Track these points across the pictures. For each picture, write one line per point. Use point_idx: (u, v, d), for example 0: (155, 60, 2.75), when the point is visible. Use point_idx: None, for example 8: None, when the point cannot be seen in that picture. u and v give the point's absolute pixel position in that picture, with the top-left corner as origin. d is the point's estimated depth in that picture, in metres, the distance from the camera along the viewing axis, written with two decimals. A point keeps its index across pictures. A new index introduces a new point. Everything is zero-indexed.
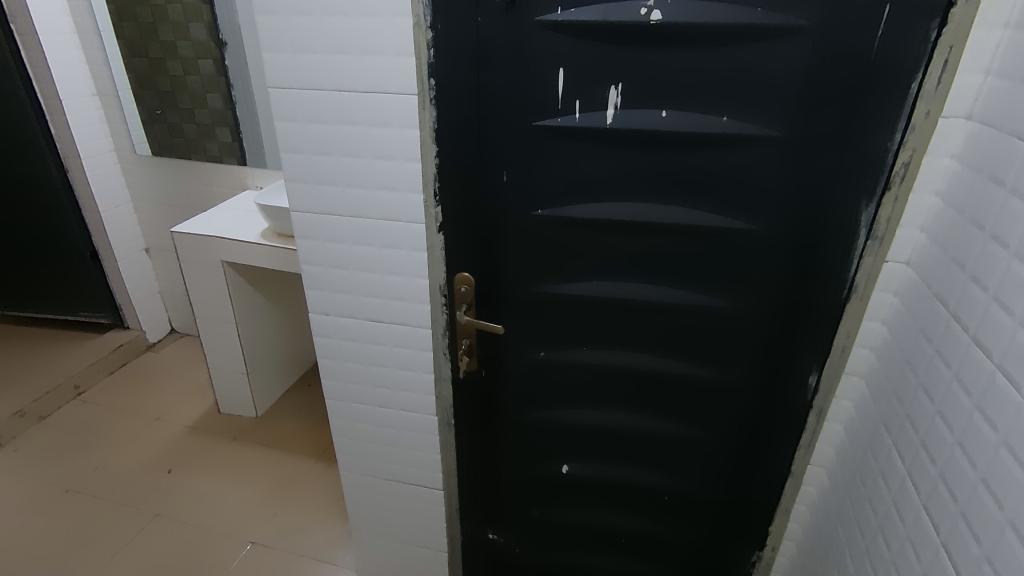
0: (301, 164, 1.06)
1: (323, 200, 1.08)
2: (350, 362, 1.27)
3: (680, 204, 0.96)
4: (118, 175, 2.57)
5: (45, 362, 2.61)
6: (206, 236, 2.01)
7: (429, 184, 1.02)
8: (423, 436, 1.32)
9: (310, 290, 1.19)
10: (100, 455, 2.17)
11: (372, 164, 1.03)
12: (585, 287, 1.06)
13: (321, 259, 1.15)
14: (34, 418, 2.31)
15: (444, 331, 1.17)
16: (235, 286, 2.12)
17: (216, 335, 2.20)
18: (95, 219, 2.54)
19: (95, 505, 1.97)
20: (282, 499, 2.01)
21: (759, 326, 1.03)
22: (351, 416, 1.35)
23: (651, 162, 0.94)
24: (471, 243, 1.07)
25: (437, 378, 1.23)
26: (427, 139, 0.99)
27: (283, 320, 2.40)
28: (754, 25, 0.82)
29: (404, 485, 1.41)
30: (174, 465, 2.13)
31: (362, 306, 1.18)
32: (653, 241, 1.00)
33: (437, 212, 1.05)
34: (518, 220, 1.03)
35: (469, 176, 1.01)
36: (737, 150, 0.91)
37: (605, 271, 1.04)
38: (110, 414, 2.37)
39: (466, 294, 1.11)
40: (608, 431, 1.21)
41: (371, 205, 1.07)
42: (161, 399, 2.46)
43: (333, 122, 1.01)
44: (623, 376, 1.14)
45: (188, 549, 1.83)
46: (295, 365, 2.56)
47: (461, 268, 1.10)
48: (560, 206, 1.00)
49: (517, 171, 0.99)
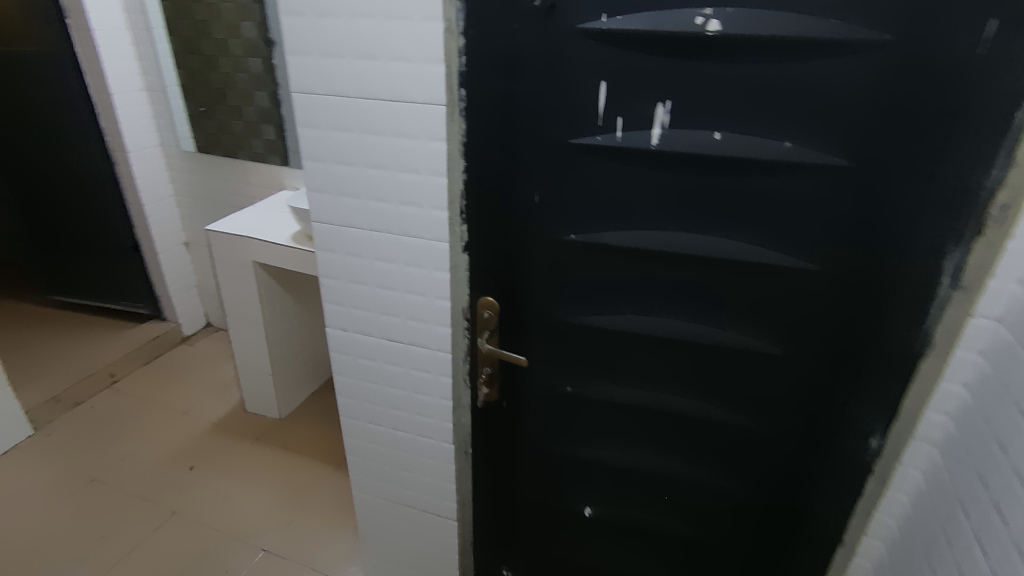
0: (324, 174, 1.01)
1: (344, 213, 1.03)
2: (366, 381, 1.21)
3: (732, 237, 0.86)
4: (161, 169, 2.60)
5: (83, 348, 2.67)
6: (237, 236, 2.00)
7: (455, 199, 0.95)
8: (438, 464, 1.25)
9: (328, 304, 1.14)
10: (127, 447, 2.18)
11: (394, 177, 0.96)
12: (618, 320, 0.97)
13: (340, 273, 1.10)
14: (68, 404, 2.36)
15: (465, 356, 1.09)
16: (264, 287, 2.10)
17: (244, 333, 2.19)
18: (137, 211, 2.58)
19: (117, 497, 1.97)
20: (298, 507, 1.97)
21: (813, 376, 0.92)
22: (364, 436, 1.29)
23: (700, 188, 0.84)
24: (496, 266, 0.99)
25: (456, 405, 1.16)
26: (454, 152, 0.91)
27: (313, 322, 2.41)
28: (828, 39, 0.72)
29: (416, 511, 1.34)
30: (195, 463, 2.13)
31: (380, 325, 1.12)
32: (699, 276, 0.90)
33: (462, 231, 0.97)
34: (549, 245, 0.95)
35: (498, 194, 0.93)
36: (801, 181, 0.80)
37: (642, 303, 0.95)
38: (140, 404, 2.40)
39: (488, 320, 1.03)
40: (634, 476, 1.11)
41: (393, 221, 1.00)
42: (189, 394, 2.47)
43: (356, 131, 0.95)
44: (653, 419, 1.04)
45: (201, 551, 1.80)
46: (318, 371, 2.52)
47: (486, 292, 1.02)
48: (595, 231, 0.91)
49: (550, 191, 0.91)
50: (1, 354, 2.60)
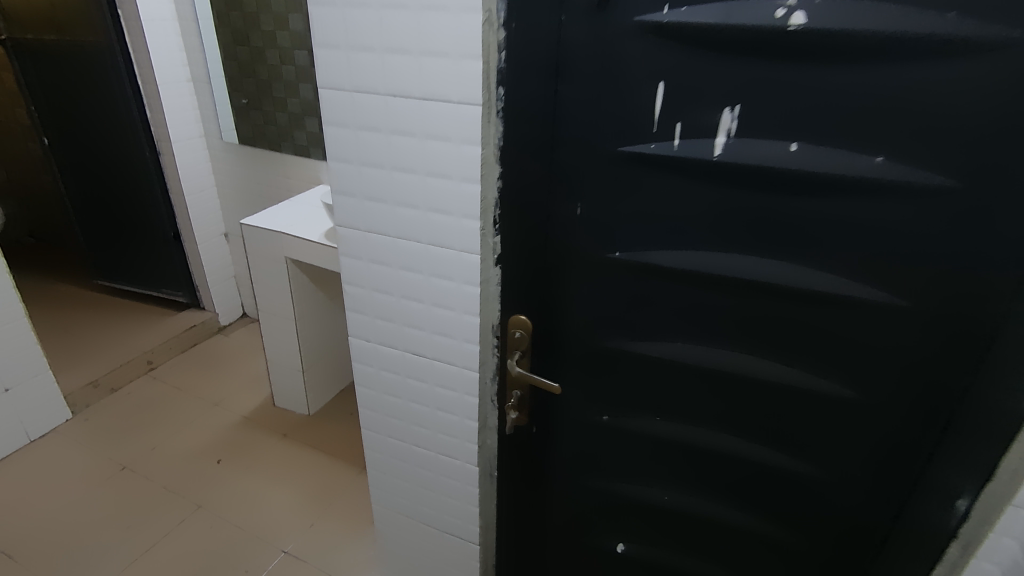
0: (350, 176, 0.94)
1: (370, 218, 0.96)
2: (388, 395, 1.14)
3: (804, 264, 0.75)
4: (205, 161, 2.62)
5: (124, 334, 2.73)
6: (272, 231, 1.98)
7: (488, 209, 0.86)
8: (461, 485, 1.17)
9: (352, 313, 1.08)
10: (159, 436, 2.20)
11: (423, 182, 0.88)
12: (665, 349, 0.87)
13: (365, 281, 1.03)
14: (106, 389, 2.41)
15: (493, 375, 1.01)
16: (297, 283, 2.07)
17: (277, 329, 2.17)
18: (180, 201, 2.61)
19: (146, 487, 1.99)
20: (321, 509, 1.93)
21: (891, 426, 0.80)
22: (385, 450, 1.22)
23: (769, 207, 0.73)
24: (530, 283, 0.91)
25: (482, 427, 1.08)
26: (490, 158, 0.83)
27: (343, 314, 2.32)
28: (937, 38, 0.60)
29: (437, 531, 1.27)
30: (223, 456, 2.13)
31: (405, 338, 1.05)
32: (762, 307, 0.79)
33: (494, 243, 0.89)
34: (590, 263, 0.86)
35: (535, 205, 0.84)
36: (894, 204, 0.68)
37: (692, 332, 0.85)
38: (174, 393, 2.42)
39: (520, 341, 0.95)
40: (675, 516, 1.01)
41: (421, 229, 0.92)
42: (221, 385, 2.48)
43: (385, 131, 0.87)
44: (699, 458, 0.94)
45: (223, 548, 1.79)
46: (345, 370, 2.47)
47: (518, 310, 0.93)
48: (643, 251, 0.82)
49: (594, 204, 0.82)
50: (48, 337, 2.68)
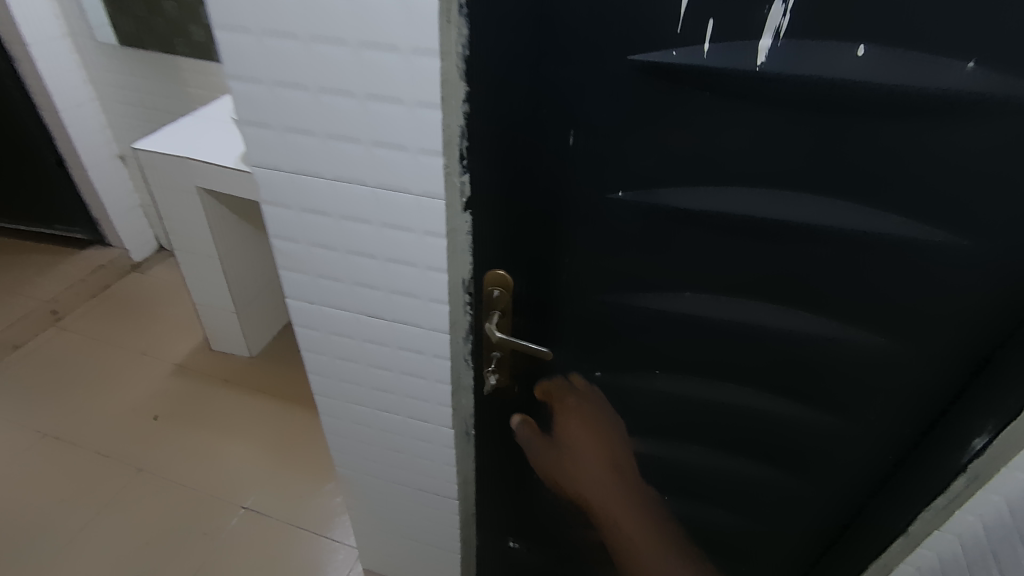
0: (263, 101, 0.71)
1: (298, 156, 0.74)
2: (344, 360, 0.98)
3: (852, 201, 0.62)
4: (76, 67, 2.15)
5: (17, 282, 2.37)
6: (174, 156, 1.66)
7: (452, 142, 0.67)
8: (436, 448, 1.06)
9: (287, 272, 0.88)
10: (80, 396, 1.97)
11: (365, 109, 0.67)
12: (672, 300, 0.75)
13: (300, 234, 0.83)
14: (7, 347, 2.11)
15: (466, 335, 0.86)
16: (215, 215, 1.80)
17: (199, 268, 1.91)
18: (54, 120, 2.17)
19: (74, 455, 1.79)
20: (279, 459, 1.82)
21: (916, 370, 0.73)
22: (346, 415, 1.09)
23: (818, 131, 0.59)
24: (509, 230, 0.73)
25: (456, 389, 0.95)
26: (452, 73, 0.63)
27: (271, 252, 2.05)
28: None
29: (413, 490, 1.18)
30: (160, 412, 1.93)
31: (357, 298, 0.87)
32: (795, 251, 0.67)
33: (462, 183, 0.70)
34: (586, 205, 0.69)
35: (514, 134, 0.65)
36: (972, 125, 0.55)
37: (706, 281, 0.72)
38: (90, 344, 2.15)
39: (498, 300, 0.79)
40: (669, 465, 0.95)
41: (365, 168, 0.72)
42: (145, 331, 2.22)
43: (304, 38, 0.64)
44: (701, 409, 0.86)
45: (175, 513, 1.66)
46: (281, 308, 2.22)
47: (495, 263, 0.77)
48: (653, 189, 0.66)
49: (593, 132, 0.64)
50: None
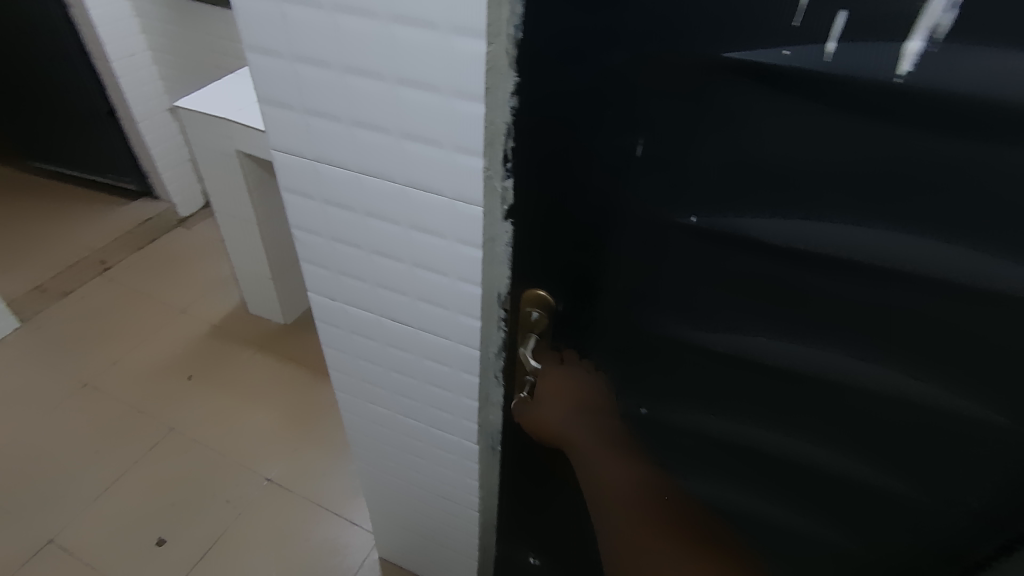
0: (283, 80, 0.62)
1: (320, 143, 0.66)
2: (365, 360, 0.91)
3: (1002, 254, 0.47)
4: (130, 16, 2.12)
5: (70, 229, 2.41)
6: (216, 117, 1.61)
7: (496, 138, 0.57)
8: (458, 459, 1.00)
9: (308, 265, 0.81)
10: (121, 348, 2.00)
11: (396, 97, 0.58)
12: (744, 344, 0.61)
13: (322, 228, 0.75)
14: (56, 294, 2.16)
15: (498, 352, 0.77)
16: (254, 179, 1.75)
17: (237, 233, 1.88)
18: (106, 69, 2.15)
19: (111, 407, 1.83)
20: (304, 432, 1.80)
21: None
22: (367, 413, 1.03)
23: (974, 161, 0.44)
24: (553, 247, 0.62)
25: (483, 403, 0.87)
26: (500, 60, 0.52)
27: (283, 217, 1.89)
28: None
29: (432, 494, 1.12)
30: (194, 372, 1.94)
31: (381, 301, 0.79)
32: (914, 308, 0.52)
33: (504, 189, 0.60)
34: (646, 227, 0.57)
35: (566, 136, 0.54)
36: None
37: (795, 330, 0.57)
38: (134, 297, 2.18)
39: (536, 323, 0.69)
40: (702, 513, 0.80)
41: (392, 162, 0.63)
42: (186, 288, 2.23)
43: (327, 8, 0.54)
44: (753, 460, 0.71)
45: (200, 478, 1.67)
46: (295, 299, 2.11)
47: (534, 281, 0.66)
48: (734, 216, 0.53)
49: (664, 142, 0.51)
50: None
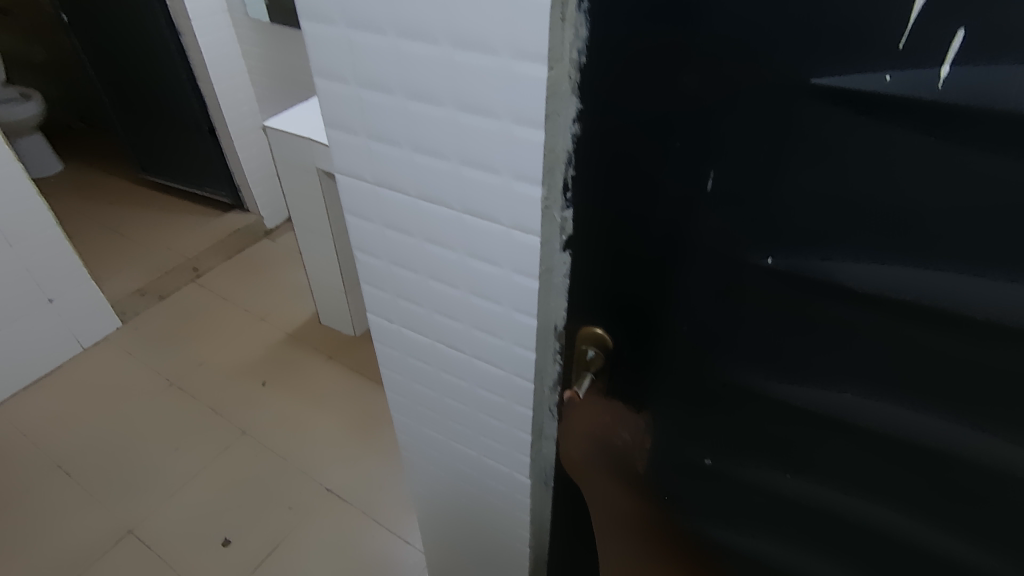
0: (348, 104, 0.62)
1: (381, 166, 0.65)
2: (420, 384, 0.90)
3: None
4: (233, 42, 2.29)
5: (170, 238, 2.62)
6: (301, 137, 1.70)
7: (556, 166, 0.54)
8: (511, 492, 0.96)
9: (369, 287, 0.81)
10: (205, 351, 2.13)
11: (456, 123, 0.56)
12: (826, 399, 0.54)
13: (381, 251, 0.75)
14: (154, 297, 2.34)
15: (553, 386, 0.74)
16: (332, 196, 1.82)
17: (314, 246, 1.96)
18: (210, 91, 2.33)
19: (191, 407, 1.94)
20: (364, 442, 1.83)
21: None
22: (421, 436, 1.02)
23: None
24: (611, 282, 0.59)
25: (536, 437, 0.83)
26: (561, 84, 0.49)
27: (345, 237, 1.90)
28: None
29: (483, 524, 1.10)
30: (268, 377, 2.03)
31: (437, 326, 0.78)
32: None
33: (563, 219, 0.57)
34: (715, 265, 0.52)
35: (630, 166, 0.50)
36: None
37: (893, 388, 0.50)
38: (220, 303, 2.32)
39: (591, 362, 0.65)
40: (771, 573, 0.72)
41: (450, 188, 0.62)
42: (266, 296, 2.35)
43: (391, 33, 0.54)
44: (832, 526, 0.63)
45: (265, 482, 1.73)
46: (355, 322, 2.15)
47: (592, 317, 0.63)
48: (819, 258, 0.47)
49: (738, 175, 0.46)
50: (99, 237, 2.62)
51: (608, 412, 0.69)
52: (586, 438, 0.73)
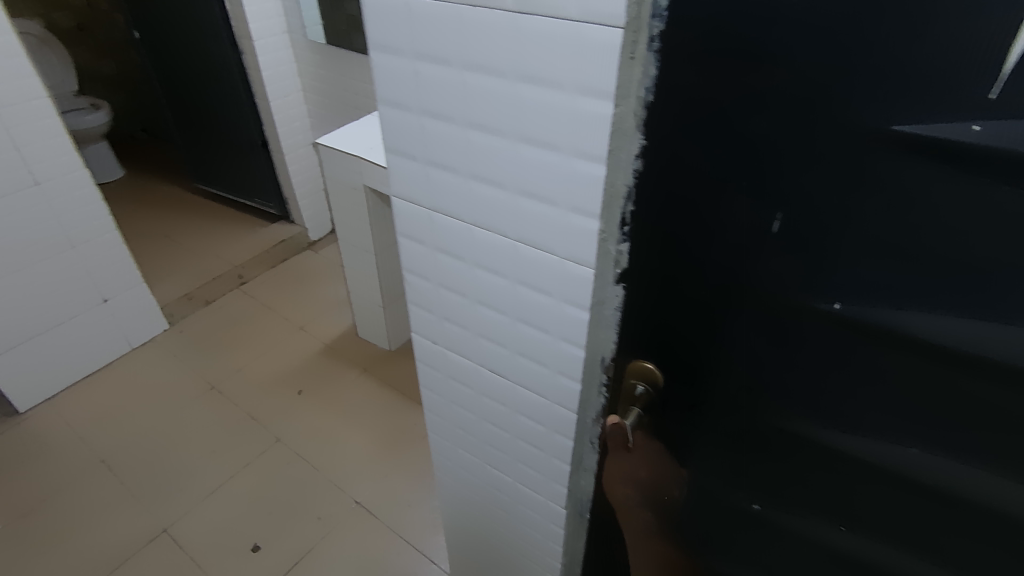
0: (408, 130, 0.64)
1: (435, 191, 0.67)
2: (459, 406, 0.91)
3: None
4: (290, 62, 2.39)
5: (219, 245, 2.71)
6: (351, 155, 1.74)
7: (615, 201, 0.53)
8: (544, 521, 0.95)
9: (414, 308, 0.82)
10: (246, 357, 2.18)
11: (515, 154, 0.57)
12: (888, 454, 0.52)
13: (430, 273, 0.76)
14: (200, 302, 2.42)
15: (595, 418, 0.72)
16: (377, 213, 1.86)
17: (356, 261, 2.00)
18: (265, 107, 2.42)
19: (228, 412, 1.98)
20: (395, 458, 1.83)
21: None
22: (456, 458, 1.02)
23: None
24: (663, 319, 0.58)
25: (575, 469, 0.81)
26: (626, 120, 0.49)
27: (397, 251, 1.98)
28: None
29: (513, 551, 1.08)
30: (303, 387, 2.07)
31: (480, 350, 0.78)
32: None
33: (618, 253, 0.56)
34: (776, 308, 0.51)
35: (692, 204, 0.50)
36: None
37: (963, 448, 0.48)
38: (262, 311, 2.39)
39: (639, 398, 0.64)
40: None
41: (504, 217, 0.62)
42: (307, 307, 2.41)
43: (457, 65, 0.55)
44: None
45: (296, 492, 1.74)
46: (393, 336, 2.18)
47: (642, 352, 0.62)
48: (890, 308, 0.45)
49: (806, 219, 0.45)
50: (153, 242, 2.74)
51: (649, 456, 0.68)
52: (626, 478, 0.72)
